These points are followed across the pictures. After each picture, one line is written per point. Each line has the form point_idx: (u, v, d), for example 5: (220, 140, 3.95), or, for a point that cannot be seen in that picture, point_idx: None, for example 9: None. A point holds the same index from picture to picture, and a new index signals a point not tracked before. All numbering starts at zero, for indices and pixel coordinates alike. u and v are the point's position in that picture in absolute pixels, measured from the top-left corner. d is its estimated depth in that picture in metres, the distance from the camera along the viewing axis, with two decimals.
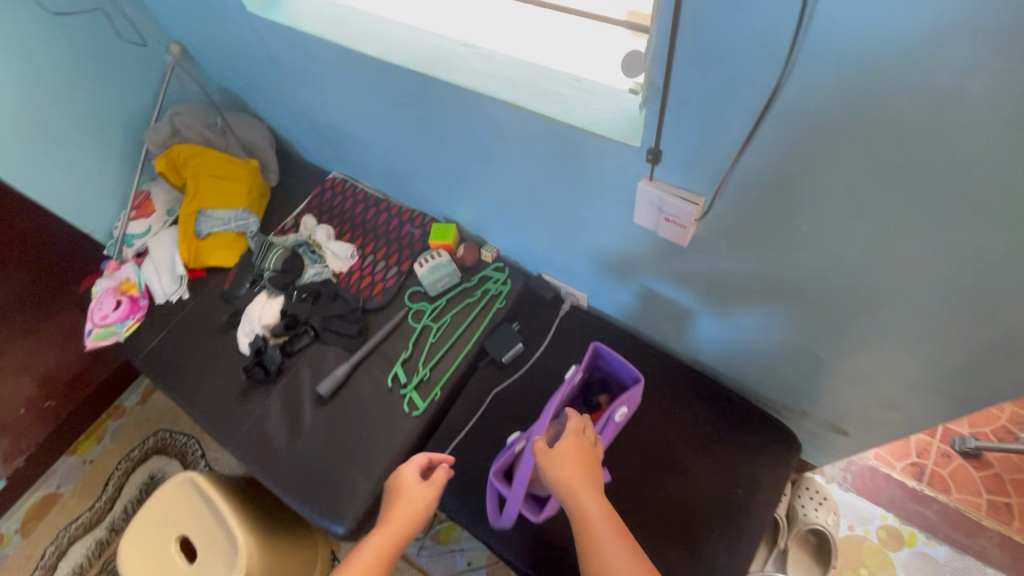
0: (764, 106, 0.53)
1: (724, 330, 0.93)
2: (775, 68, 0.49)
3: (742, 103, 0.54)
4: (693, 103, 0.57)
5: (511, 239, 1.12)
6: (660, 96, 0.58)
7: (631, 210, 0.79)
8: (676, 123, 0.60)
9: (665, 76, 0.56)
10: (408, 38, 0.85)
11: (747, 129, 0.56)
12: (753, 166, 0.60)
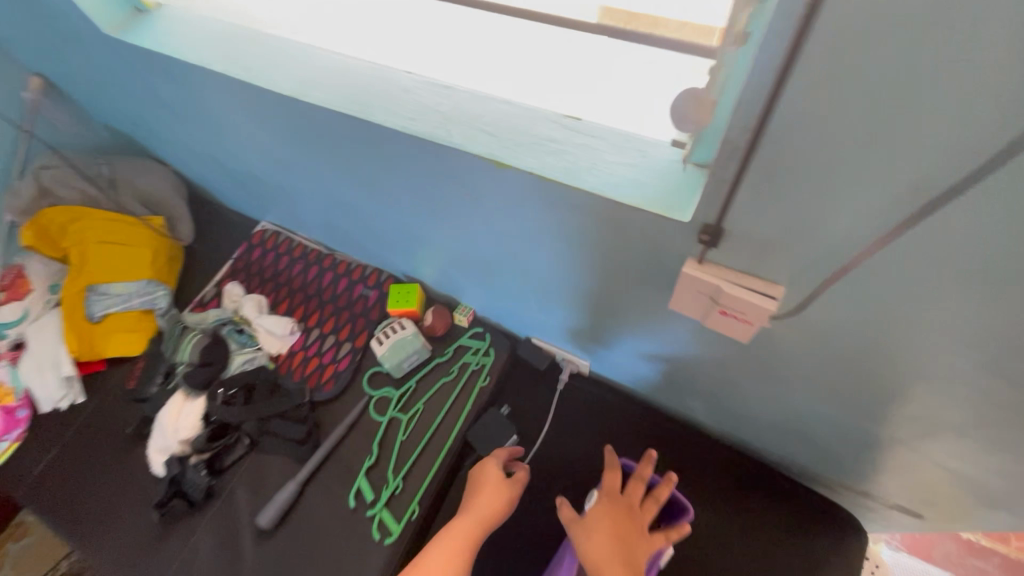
0: (915, 167, 0.33)
1: (769, 409, 0.74)
2: (953, 111, 0.30)
3: (872, 162, 0.34)
4: (789, 160, 0.37)
5: (490, 300, 0.91)
6: (739, 151, 0.38)
7: (658, 286, 0.59)
8: (754, 187, 0.40)
9: (758, 118, 0.36)
10: (335, 65, 0.61)
11: (871, 198, 0.37)
12: (864, 246, 0.41)
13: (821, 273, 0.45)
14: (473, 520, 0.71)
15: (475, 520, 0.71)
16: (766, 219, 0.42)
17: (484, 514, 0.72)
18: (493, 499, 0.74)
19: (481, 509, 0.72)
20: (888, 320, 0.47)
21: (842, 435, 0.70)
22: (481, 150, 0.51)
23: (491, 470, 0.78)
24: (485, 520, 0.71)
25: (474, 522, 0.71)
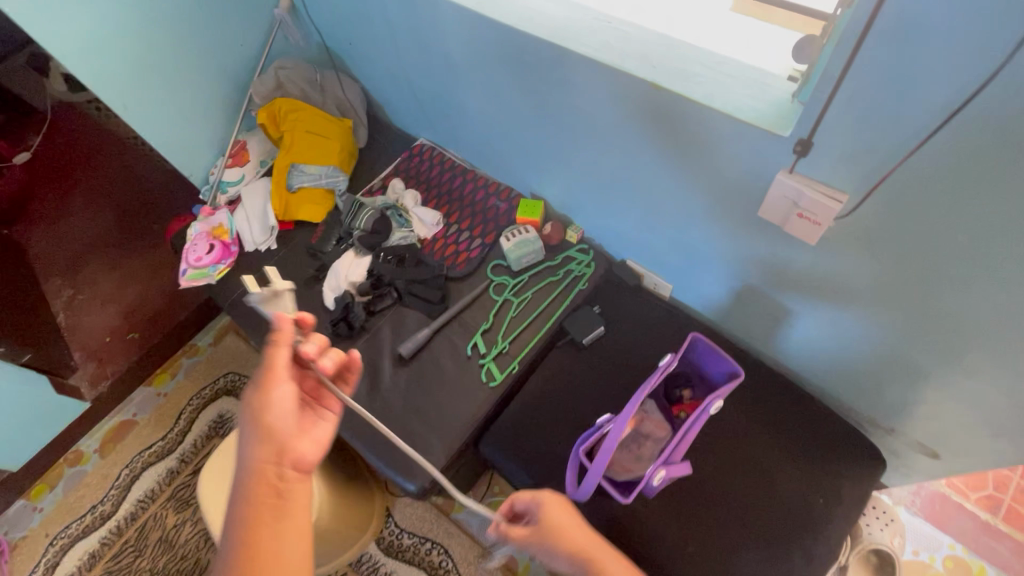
0: (954, 109, 0.52)
1: (821, 336, 0.89)
2: (979, 70, 0.49)
3: (928, 104, 0.53)
4: (869, 98, 0.56)
5: (601, 222, 1.11)
6: (830, 85, 0.58)
7: (747, 204, 0.77)
8: (840, 113, 0.59)
9: (846, 63, 0.55)
10: (545, 15, 0.86)
11: (926, 128, 0.55)
12: (919, 167, 0.58)
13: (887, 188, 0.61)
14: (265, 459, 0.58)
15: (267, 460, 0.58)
16: (848, 138, 0.60)
17: (269, 441, 0.58)
18: (278, 412, 0.60)
19: (272, 443, 0.58)
20: (933, 237, 0.63)
21: (882, 362, 0.84)
22: (647, 74, 0.72)
23: (263, 368, 0.61)
24: (279, 446, 0.59)
25: (254, 477, 0.56)
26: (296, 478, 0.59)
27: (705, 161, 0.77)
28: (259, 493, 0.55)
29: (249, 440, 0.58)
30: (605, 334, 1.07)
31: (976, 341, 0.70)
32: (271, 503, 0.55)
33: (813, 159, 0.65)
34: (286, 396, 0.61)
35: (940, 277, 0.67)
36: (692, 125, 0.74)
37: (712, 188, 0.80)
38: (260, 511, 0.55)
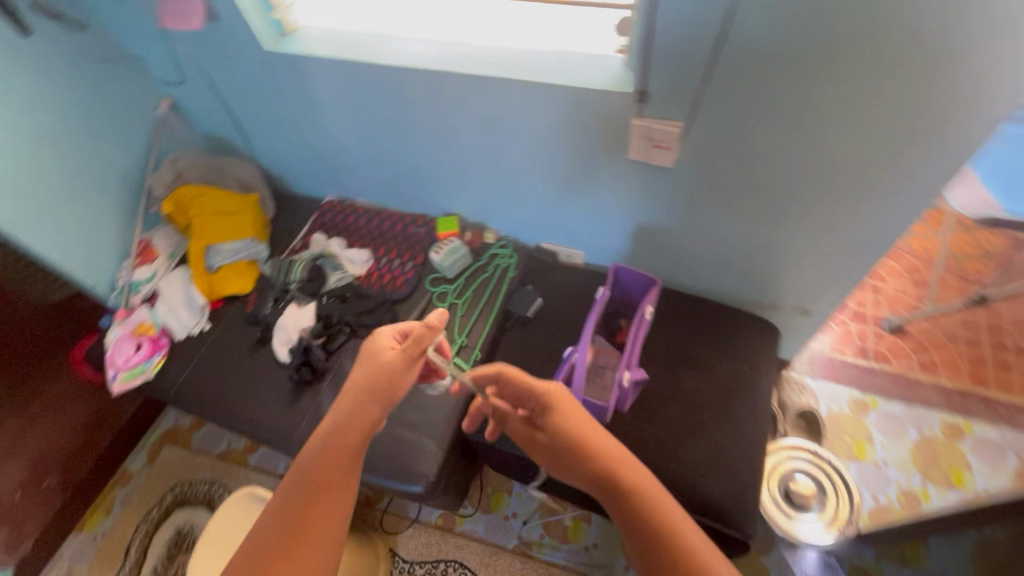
0: (720, 44, 0.75)
1: (704, 249, 1.13)
2: (722, 13, 0.71)
3: (703, 44, 0.76)
4: (670, 48, 0.78)
5: (510, 217, 1.30)
6: (645, 48, 0.79)
7: (616, 157, 0.99)
8: (656, 65, 0.81)
9: (648, 28, 0.76)
10: (417, 51, 1.02)
11: (709, 61, 0.78)
12: (716, 89, 0.81)
13: (701, 116, 0.86)
14: (352, 418, 0.72)
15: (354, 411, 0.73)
16: (666, 82, 0.83)
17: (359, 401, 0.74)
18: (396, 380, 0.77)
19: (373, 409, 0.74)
20: (743, 140, 0.88)
21: (749, 251, 1.09)
22: (524, 77, 0.92)
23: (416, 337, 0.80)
24: (367, 410, 0.73)
25: (343, 421, 0.72)
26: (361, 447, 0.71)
27: (575, 135, 0.98)
28: (337, 437, 0.70)
29: (349, 401, 0.74)
30: (544, 304, 1.24)
31: (797, 210, 0.96)
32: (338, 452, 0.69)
33: (649, 105, 0.87)
34: (395, 377, 0.77)
35: (758, 170, 0.92)
36: (557, 107, 0.94)
37: (587, 154, 1.01)
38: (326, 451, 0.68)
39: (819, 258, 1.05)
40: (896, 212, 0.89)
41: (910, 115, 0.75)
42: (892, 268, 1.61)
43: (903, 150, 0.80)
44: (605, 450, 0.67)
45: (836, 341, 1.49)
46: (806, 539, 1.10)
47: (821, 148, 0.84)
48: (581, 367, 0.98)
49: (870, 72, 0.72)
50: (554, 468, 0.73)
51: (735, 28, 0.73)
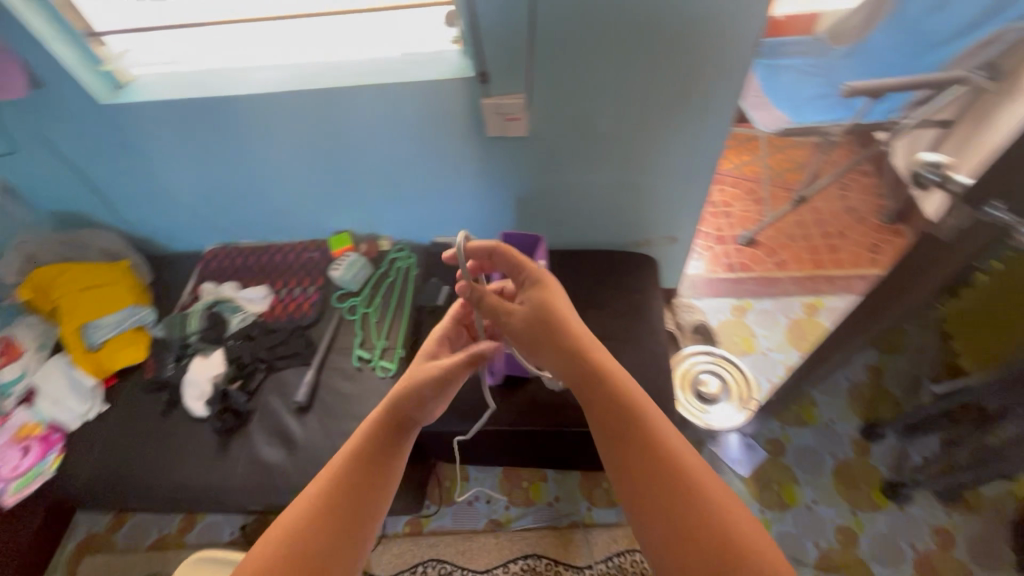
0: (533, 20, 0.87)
1: (577, 205, 1.27)
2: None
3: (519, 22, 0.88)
4: (494, 30, 0.89)
5: (399, 220, 1.35)
6: (473, 33, 0.89)
7: (478, 138, 1.09)
8: (487, 47, 0.91)
9: (470, 15, 0.86)
10: (265, 77, 1.04)
11: (528, 36, 0.89)
12: (542, 58, 0.93)
13: (537, 87, 0.98)
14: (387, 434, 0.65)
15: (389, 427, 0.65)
16: (499, 60, 0.93)
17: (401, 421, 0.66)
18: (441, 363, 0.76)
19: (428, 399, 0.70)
20: (578, 99, 1.01)
21: (614, 198, 1.25)
22: (375, 82, 0.99)
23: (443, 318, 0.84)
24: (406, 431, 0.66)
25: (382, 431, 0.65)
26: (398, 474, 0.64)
27: (436, 125, 1.07)
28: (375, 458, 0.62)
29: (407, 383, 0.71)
30: (451, 290, 1.30)
31: (638, 151, 1.13)
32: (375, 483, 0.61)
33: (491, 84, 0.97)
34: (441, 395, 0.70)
35: (597, 123, 1.06)
36: (413, 103, 1.02)
37: (452, 142, 1.10)
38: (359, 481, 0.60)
39: (668, 188, 1.23)
40: (710, 133, 1.08)
41: (694, 50, 0.91)
42: (735, 193, 1.89)
43: (697, 82, 0.97)
44: (597, 352, 0.69)
45: (709, 263, 1.73)
46: (716, 424, 1.28)
47: (638, 93, 0.99)
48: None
49: (655, 23, 0.87)
50: (529, 348, 0.74)
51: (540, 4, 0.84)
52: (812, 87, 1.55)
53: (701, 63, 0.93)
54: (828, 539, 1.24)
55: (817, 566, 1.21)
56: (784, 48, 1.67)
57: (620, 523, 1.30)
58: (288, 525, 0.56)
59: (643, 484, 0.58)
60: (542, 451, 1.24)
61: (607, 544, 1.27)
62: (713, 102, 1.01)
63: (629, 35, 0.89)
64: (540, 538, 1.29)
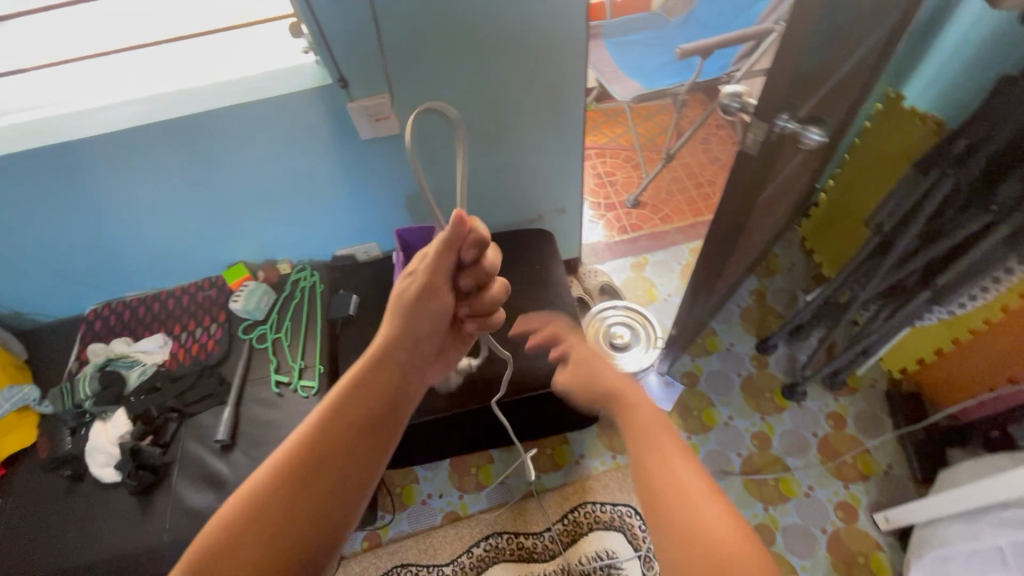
0: (376, 20, 0.91)
1: (467, 192, 1.33)
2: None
3: (365, 24, 0.91)
4: (342, 34, 0.92)
5: (295, 241, 1.34)
6: (322, 38, 0.91)
7: (353, 143, 1.11)
8: (340, 51, 0.94)
9: (315, 21, 0.89)
10: (113, 113, 1.00)
11: (377, 36, 0.93)
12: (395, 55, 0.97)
13: (398, 82, 1.02)
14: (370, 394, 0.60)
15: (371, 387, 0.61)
16: (355, 63, 0.96)
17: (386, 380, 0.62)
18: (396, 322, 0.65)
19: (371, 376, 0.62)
20: (440, 90, 1.06)
21: (499, 179, 1.32)
22: (233, 101, 0.98)
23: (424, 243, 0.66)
24: (390, 391, 0.62)
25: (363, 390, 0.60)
26: (387, 436, 0.60)
27: (307, 137, 1.08)
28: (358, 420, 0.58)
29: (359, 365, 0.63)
30: (361, 298, 1.31)
31: (510, 132, 1.20)
32: (360, 447, 0.57)
33: (353, 88, 1.00)
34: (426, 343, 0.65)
35: (464, 110, 1.12)
36: (278, 117, 1.02)
37: (329, 151, 1.12)
38: (339, 444, 0.56)
39: (546, 163, 1.31)
40: (569, 106, 1.17)
41: (533, 29, 0.99)
42: (616, 162, 2.03)
43: (545, 57, 1.05)
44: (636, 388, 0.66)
45: (605, 229, 1.86)
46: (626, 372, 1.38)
47: (495, 74, 1.06)
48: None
49: (492, 9, 0.94)
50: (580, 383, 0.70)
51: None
52: (656, 58, 1.74)
53: (544, 39, 1.02)
54: (748, 447, 1.38)
55: (743, 473, 1.34)
56: (628, 26, 1.84)
57: (568, 483, 1.37)
58: (255, 494, 0.51)
59: (667, 477, 0.52)
60: (480, 432, 1.28)
61: (560, 505, 1.33)
62: (564, 73, 1.10)
63: (472, 21, 0.95)
64: (497, 517, 1.33)
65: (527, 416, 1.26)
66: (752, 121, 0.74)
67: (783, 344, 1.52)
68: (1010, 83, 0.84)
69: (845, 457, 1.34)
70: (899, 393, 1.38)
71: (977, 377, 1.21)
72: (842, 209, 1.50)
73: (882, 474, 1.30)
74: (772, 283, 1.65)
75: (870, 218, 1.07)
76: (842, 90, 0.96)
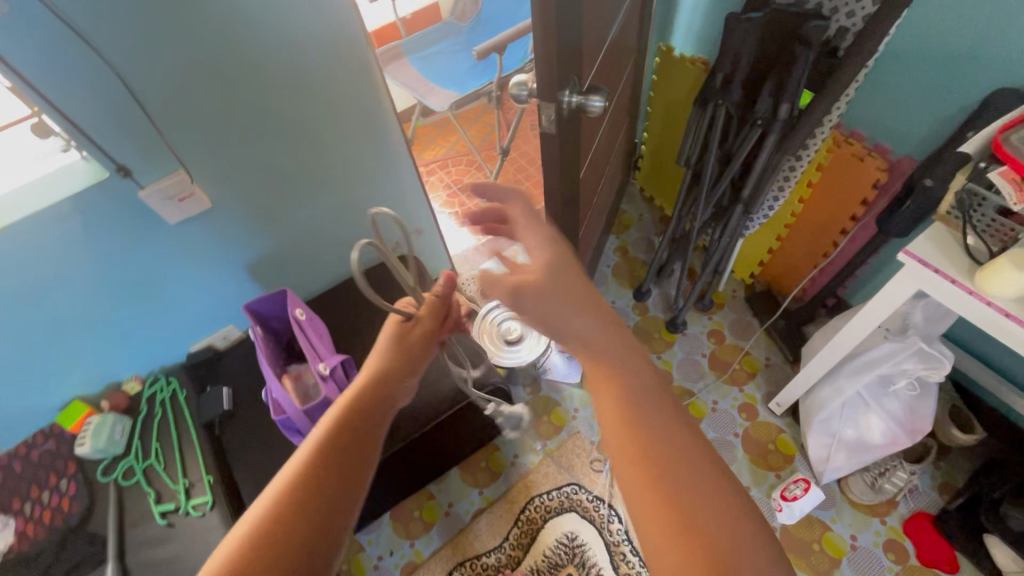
0: (137, 99, 0.83)
1: (312, 241, 1.27)
2: (110, 76, 0.79)
3: (127, 108, 0.83)
4: (102, 123, 0.83)
5: (136, 355, 1.18)
6: (79, 132, 0.81)
7: (163, 232, 1.01)
8: (105, 140, 0.84)
9: (62, 116, 0.79)
10: None
11: (145, 115, 0.85)
12: (175, 131, 0.90)
13: (186, 152, 0.94)
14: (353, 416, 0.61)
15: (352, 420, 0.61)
16: (133, 151, 0.88)
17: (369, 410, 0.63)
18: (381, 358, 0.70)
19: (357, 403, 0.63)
20: (242, 152, 1.00)
21: (342, 220, 1.28)
22: None
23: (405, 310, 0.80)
24: (376, 408, 0.64)
25: (339, 431, 0.59)
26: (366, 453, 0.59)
27: (103, 242, 0.95)
28: (345, 448, 0.58)
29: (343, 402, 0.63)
30: (235, 388, 1.20)
31: (334, 171, 1.17)
32: (353, 452, 0.58)
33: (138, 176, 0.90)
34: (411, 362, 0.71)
35: (276, 163, 1.07)
36: (58, 231, 0.89)
37: (137, 248, 1.00)
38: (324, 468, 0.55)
39: (384, 191, 1.30)
40: (383, 131, 1.17)
41: (317, 67, 0.97)
42: (462, 168, 2.06)
43: (340, 87, 1.03)
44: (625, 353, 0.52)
45: (470, 235, 1.88)
46: (521, 364, 1.40)
47: (290, 117, 1.01)
48: (283, 395, 1.01)
49: (264, 58, 0.90)
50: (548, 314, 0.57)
51: (126, 73, 0.80)
52: (462, 64, 1.80)
53: (329, 70, 0.99)
54: None
55: None
56: (427, 37, 1.88)
57: (511, 486, 1.37)
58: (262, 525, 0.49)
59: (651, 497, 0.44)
60: (407, 473, 1.23)
61: (510, 510, 1.33)
62: (365, 100, 1.08)
63: (247, 74, 0.90)
64: (455, 549, 1.29)
65: (448, 441, 1.24)
66: (541, 104, 0.79)
67: (655, 286, 1.65)
68: (735, 20, 0.94)
69: (733, 364, 1.49)
70: (755, 294, 1.57)
71: (804, 260, 1.42)
72: (661, 153, 1.67)
73: (764, 368, 1.47)
74: (630, 236, 1.79)
75: (678, 155, 1.20)
76: (613, 58, 1.08)
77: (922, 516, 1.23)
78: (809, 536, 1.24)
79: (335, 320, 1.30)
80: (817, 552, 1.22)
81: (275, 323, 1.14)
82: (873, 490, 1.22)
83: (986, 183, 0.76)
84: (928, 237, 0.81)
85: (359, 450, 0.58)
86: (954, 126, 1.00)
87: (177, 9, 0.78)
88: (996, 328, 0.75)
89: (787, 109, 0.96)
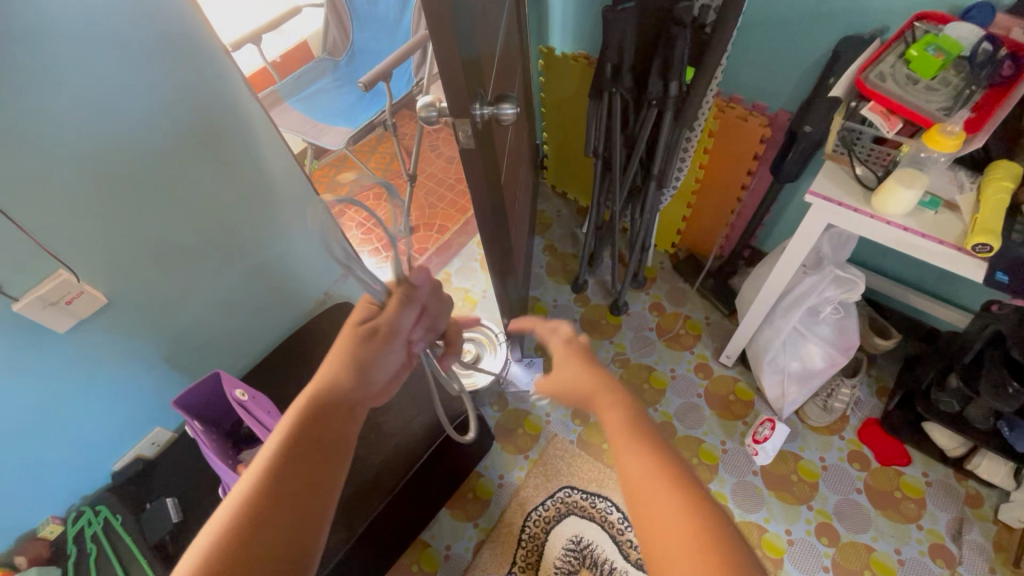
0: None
1: (232, 313, 1.16)
2: None
3: None
4: None
5: (48, 493, 1.00)
6: None
7: (55, 344, 0.87)
8: None
9: None
10: None
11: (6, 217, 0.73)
12: (48, 228, 0.78)
13: (64, 248, 0.81)
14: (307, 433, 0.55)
15: (295, 459, 0.53)
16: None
17: (319, 435, 0.56)
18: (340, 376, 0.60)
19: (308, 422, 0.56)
20: (132, 235, 0.89)
21: (259, 282, 1.18)
22: None
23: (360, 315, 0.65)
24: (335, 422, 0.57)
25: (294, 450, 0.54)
26: (327, 469, 0.54)
27: None
28: (303, 476, 0.52)
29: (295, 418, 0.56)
30: (179, 496, 1.08)
31: (241, 234, 1.08)
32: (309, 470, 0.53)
33: (11, 287, 0.77)
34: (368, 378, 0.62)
35: (175, 240, 0.96)
36: None
37: (27, 370, 0.85)
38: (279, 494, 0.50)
39: (298, 242, 1.21)
40: (285, 181, 1.10)
41: (201, 128, 0.89)
42: (371, 203, 1.99)
43: (229, 143, 0.95)
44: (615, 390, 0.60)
45: None
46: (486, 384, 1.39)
47: (181, 188, 0.92)
48: None
49: (140, 129, 0.81)
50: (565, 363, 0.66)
51: None
52: (347, 99, 1.76)
53: (215, 127, 0.91)
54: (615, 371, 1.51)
55: None
56: (304, 77, 1.81)
57: (504, 509, 1.33)
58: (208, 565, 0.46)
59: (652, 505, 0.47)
60: (396, 530, 1.15)
61: (509, 535, 1.29)
62: (259, 152, 1.02)
63: (122, 149, 0.81)
64: None
65: (432, 483, 1.19)
66: (455, 122, 0.78)
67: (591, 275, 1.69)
68: (613, 12, 1.00)
69: (678, 331, 1.56)
70: (679, 263, 1.66)
71: (715, 221, 1.53)
72: (563, 149, 1.72)
73: (706, 327, 1.56)
74: (553, 233, 1.82)
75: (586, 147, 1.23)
76: (506, 67, 1.09)
77: (871, 421, 1.36)
78: (786, 470, 1.32)
79: (276, 391, 1.19)
80: (797, 482, 1.30)
81: (211, 409, 1.02)
82: (826, 411, 1.33)
83: (859, 119, 0.87)
84: (824, 175, 0.90)
85: (316, 467, 0.53)
86: (814, 75, 1.12)
87: (24, 91, 0.68)
88: (899, 242, 0.84)
89: (676, 85, 1.03)
